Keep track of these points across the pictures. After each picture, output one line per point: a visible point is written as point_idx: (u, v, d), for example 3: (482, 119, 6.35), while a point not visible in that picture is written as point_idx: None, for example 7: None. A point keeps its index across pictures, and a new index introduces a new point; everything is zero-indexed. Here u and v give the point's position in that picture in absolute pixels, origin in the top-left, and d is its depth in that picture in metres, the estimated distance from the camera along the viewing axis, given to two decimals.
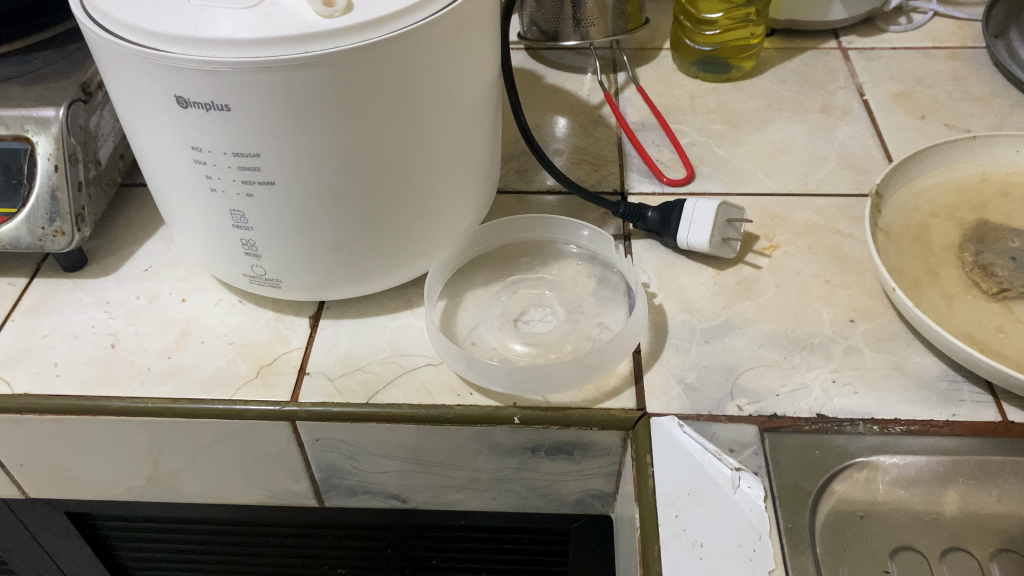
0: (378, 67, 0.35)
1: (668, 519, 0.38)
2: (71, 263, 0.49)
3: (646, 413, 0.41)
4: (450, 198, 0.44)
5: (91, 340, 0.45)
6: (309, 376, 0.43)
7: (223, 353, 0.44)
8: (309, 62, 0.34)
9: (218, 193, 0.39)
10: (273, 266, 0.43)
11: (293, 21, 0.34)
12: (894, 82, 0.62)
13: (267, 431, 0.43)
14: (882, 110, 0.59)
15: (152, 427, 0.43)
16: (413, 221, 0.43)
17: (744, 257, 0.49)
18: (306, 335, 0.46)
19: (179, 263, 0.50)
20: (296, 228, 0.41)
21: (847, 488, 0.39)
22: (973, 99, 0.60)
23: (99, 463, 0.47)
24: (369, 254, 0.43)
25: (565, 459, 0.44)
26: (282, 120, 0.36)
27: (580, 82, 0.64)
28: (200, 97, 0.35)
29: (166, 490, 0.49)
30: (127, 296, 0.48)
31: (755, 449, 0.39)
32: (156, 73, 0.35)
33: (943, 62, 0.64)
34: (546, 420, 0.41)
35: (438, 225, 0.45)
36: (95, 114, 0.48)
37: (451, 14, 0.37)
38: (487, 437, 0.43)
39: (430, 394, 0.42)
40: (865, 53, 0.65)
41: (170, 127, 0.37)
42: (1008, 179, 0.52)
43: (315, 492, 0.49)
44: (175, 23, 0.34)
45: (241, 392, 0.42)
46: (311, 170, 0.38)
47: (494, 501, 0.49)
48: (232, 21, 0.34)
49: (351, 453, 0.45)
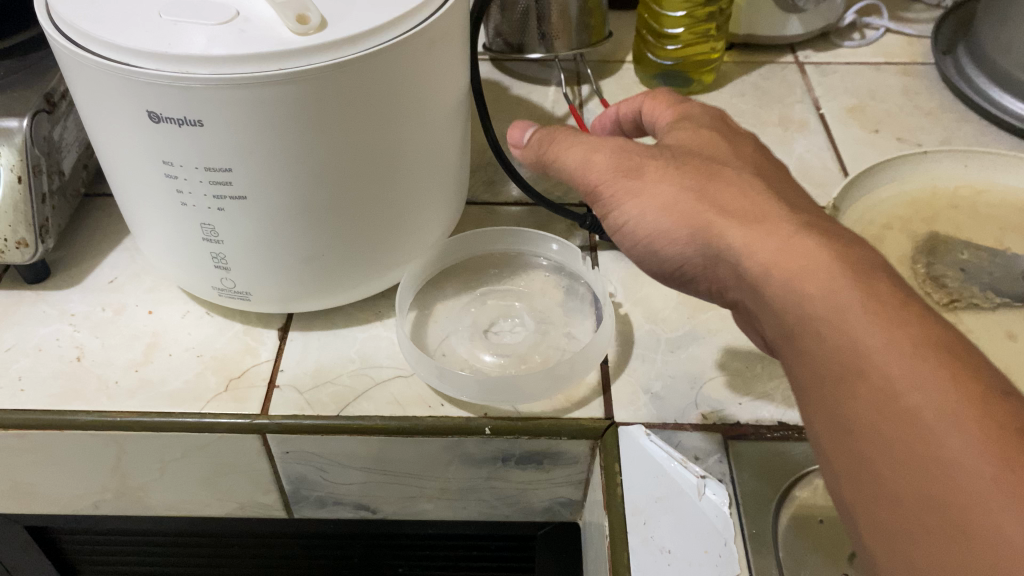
0: (352, 83, 0.36)
1: (636, 526, 0.39)
2: (34, 274, 0.48)
3: (614, 422, 0.42)
4: (422, 209, 0.45)
5: (56, 353, 0.45)
6: (279, 389, 0.43)
7: (191, 366, 0.44)
8: (285, 79, 0.34)
9: (189, 207, 0.39)
10: (243, 279, 0.43)
11: (267, 39, 0.34)
12: (848, 97, 0.64)
13: (238, 443, 0.43)
14: (837, 124, 0.61)
15: (120, 440, 0.43)
16: (386, 232, 0.43)
17: None
18: (276, 347, 0.46)
19: (145, 275, 0.50)
20: (267, 242, 0.41)
21: (807, 494, 0.41)
22: (923, 113, 0.62)
23: (64, 477, 0.46)
24: (341, 267, 0.44)
25: (534, 468, 0.45)
26: (256, 136, 0.36)
27: (545, 94, 0.65)
28: (173, 112, 0.35)
29: (131, 504, 0.49)
30: (93, 309, 0.47)
31: (719, 457, 0.40)
32: (128, 88, 0.34)
33: (895, 77, 0.66)
34: (516, 430, 0.42)
35: (410, 237, 0.45)
36: (59, 124, 0.47)
37: (425, 31, 0.37)
38: (457, 448, 0.43)
39: (402, 405, 0.43)
40: (821, 68, 0.67)
41: (140, 142, 0.37)
42: (958, 192, 0.54)
43: (284, 504, 0.49)
44: (148, 37, 0.34)
45: (211, 405, 0.42)
46: (287, 183, 0.38)
47: (463, 510, 0.49)
48: (205, 37, 0.34)
49: (322, 465, 0.45)
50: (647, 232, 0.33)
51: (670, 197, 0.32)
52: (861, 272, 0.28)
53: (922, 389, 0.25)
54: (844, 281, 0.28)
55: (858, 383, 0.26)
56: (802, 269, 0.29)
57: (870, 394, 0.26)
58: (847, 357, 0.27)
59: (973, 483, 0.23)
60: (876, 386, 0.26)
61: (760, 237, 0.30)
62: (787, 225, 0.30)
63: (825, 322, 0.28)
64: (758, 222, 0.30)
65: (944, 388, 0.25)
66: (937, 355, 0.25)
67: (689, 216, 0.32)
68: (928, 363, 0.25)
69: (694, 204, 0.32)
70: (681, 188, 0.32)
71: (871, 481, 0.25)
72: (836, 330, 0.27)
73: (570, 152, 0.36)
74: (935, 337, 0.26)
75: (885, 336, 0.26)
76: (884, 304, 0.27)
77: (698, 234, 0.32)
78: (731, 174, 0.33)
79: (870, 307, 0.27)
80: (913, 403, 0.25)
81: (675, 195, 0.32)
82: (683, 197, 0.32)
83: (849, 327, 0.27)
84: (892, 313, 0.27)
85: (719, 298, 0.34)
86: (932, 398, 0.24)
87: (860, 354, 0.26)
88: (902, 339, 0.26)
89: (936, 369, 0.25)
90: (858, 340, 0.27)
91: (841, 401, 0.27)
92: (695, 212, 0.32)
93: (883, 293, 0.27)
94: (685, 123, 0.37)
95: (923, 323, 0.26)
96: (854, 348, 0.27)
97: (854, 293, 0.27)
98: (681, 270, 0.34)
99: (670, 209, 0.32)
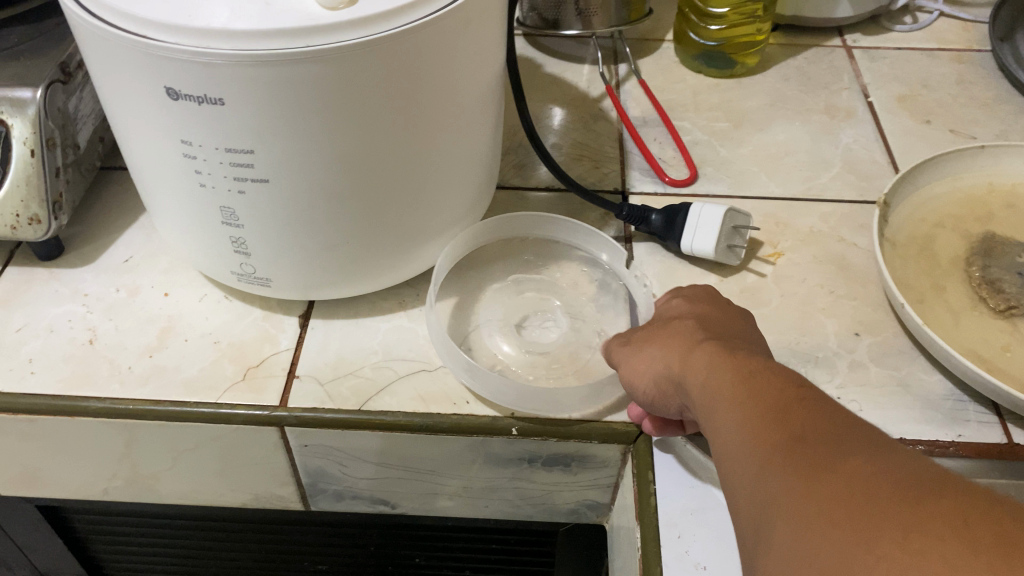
0: (381, 64, 0.33)
1: (671, 541, 0.37)
2: (47, 251, 0.46)
3: (648, 427, 0.40)
4: (439, 215, 0.43)
5: (67, 336, 0.43)
6: (298, 380, 0.41)
7: (207, 353, 0.42)
8: (311, 58, 0.32)
9: (208, 188, 0.37)
10: (263, 265, 0.41)
11: (294, 13, 0.32)
12: (899, 84, 0.61)
13: (254, 435, 0.41)
14: (886, 113, 0.58)
15: (132, 428, 0.41)
16: (397, 237, 0.42)
17: (748, 264, 0.48)
18: (296, 335, 0.44)
19: (161, 255, 0.48)
20: (289, 228, 0.39)
21: None
22: (978, 104, 0.59)
23: (75, 462, 0.45)
24: (364, 256, 0.42)
25: (561, 471, 0.43)
26: (278, 118, 0.34)
27: (580, 73, 0.62)
28: (192, 89, 0.33)
29: (143, 492, 0.48)
30: (106, 290, 0.45)
31: None
32: (145, 62, 0.32)
33: (948, 64, 0.63)
34: (544, 432, 0.40)
35: (428, 238, 0.43)
36: (75, 95, 0.45)
37: (462, 8, 0.35)
38: (482, 447, 0.41)
39: (425, 402, 0.40)
40: (870, 53, 0.64)
41: (158, 119, 0.35)
42: (1014, 190, 0.51)
43: (300, 496, 0.47)
44: (167, 8, 0.32)
45: (227, 395, 0.40)
46: (309, 169, 0.36)
47: (485, 508, 0.48)
48: (228, 9, 0.31)
49: (340, 459, 0.43)
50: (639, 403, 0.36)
51: (637, 358, 0.35)
52: (732, 357, 0.30)
53: (758, 446, 0.26)
54: (718, 367, 0.29)
55: (721, 458, 0.27)
56: (695, 364, 0.31)
57: (727, 456, 0.27)
58: (714, 434, 0.28)
59: (795, 523, 0.23)
60: (728, 455, 0.27)
61: (680, 363, 0.32)
62: (701, 343, 0.32)
63: (702, 408, 0.29)
64: (682, 349, 0.32)
65: (777, 440, 0.25)
66: (776, 411, 0.26)
67: (646, 369, 0.34)
68: (766, 422, 0.26)
69: (648, 359, 0.34)
70: (643, 347, 0.35)
71: (742, 548, 0.26)
72: (707, 411, 0.29)
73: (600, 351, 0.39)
74: (783, 399, 0.27)
75: (735, 404, 0.27)
76: (740, 377, 0.28)
77: (656, 388, 0.34)
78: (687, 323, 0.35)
79: (725, 387, 0.28)
80: (749, 464, 0.26)
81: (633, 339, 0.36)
82: (644, 352, 0.35)
83: (715, 404, 0.28)
84: (748, 384, 0.28)
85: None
86: (764, 452, 0.25)
87: (721, 424, 0.28)
88: (750, 403, 0.27)
89: (771, 424, 0.26)
90: (714, 418, 0.28)
91: (721, 475, 0.27)
92: (653, 366, 0.34)
93: (748, 370, 0.29)
94: (692, 291, 0.40)
95: (773, 385, 0.27)
96: (717, 428, 0.28)
97: (722, 373, 0.29)
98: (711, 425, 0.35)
99: (635, 370, 0.35)
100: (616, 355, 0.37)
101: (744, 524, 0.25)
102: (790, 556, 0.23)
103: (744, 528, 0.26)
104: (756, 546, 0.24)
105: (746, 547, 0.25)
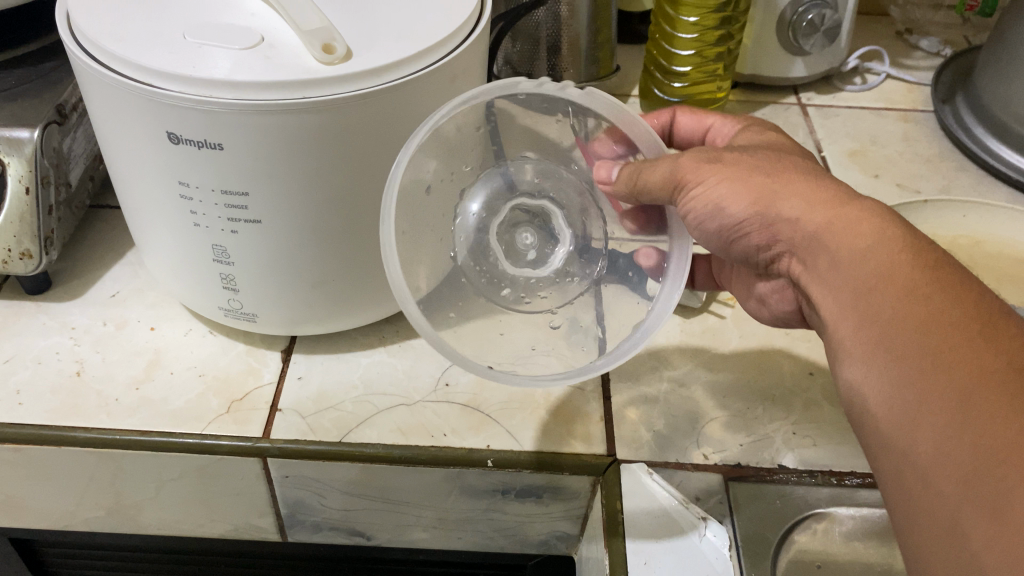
0: (372, 114, 0.36)
1: (638, 566, 0.39)
2: (35, 285, 0.47)
3: (616, 460, 0.42)
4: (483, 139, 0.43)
5: (55, 367, 0.44)
6: (280, 413, 0.43)
7: (193, 386, 0.44)
8: (309, 107, 0.34)
9: (202, 228, 0.39)
10: (250, 301, 0.43)
11: (292, 66, 0.34)
12: (850, 141, 0.65)
13: (237, 465, 0.43)
14: (839, 166, 0.62)
15: (119, 458, 0.42)
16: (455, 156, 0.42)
17: (709, 306, 0.51)
18: (278, 369, 0.45)
19: (148, 290, 0.49)
20: (278, 265, 0.41)
21: (806, 538, 0.42)
22: (922, 160, 0.63)
23: (58, 490, 0.45)
24: (348, 293, 0.44)
25: (533, 501, 0.45)
26: (274, 162, 0.36)
27: None
28: (193, 134, 0.35)
29: (123, 522, 0.49)
30: (94, 323, 0.47)
31: (720, 498, 0.41)
32: (149, 108, 0.34)
33: (895, 123, 0.67)
34: (518, 463, 0.42)
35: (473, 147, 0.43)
36: (69, 136, 0.47)
37: (449, 64, 0.37)
38: (458, 479, 0.43)
39: (404, 434, 0.42)
40: (824, 110, 0.68)
41: (157, 162, 0.37)
42: (955, 242, 0.55)
43: (278, 527, 0.49)
44: (171, 59, 0.34)
45: (212, 426, 0.42)
46: (301, 210, 0.38)
47: (459, 540, 0.49)
48: (230, 62, 0.34)
49: (320, 490, 0.45)
50: (701, 220, 0.35)
51: (733, 174, 0.33)
52: (909, 250, 0.29)
53: (943, 339, 0.26)
54: (896, 266, 0.28)
55: (907, 364, 0.27)
56: (851, 234, 0.30)
57: (925, 368, 0.26)
58: (873, 311, 0.28)
59: (975, 426, 0.24)
60: (924, 362, 0.26)
61: (819, 223, 0.30)
62: (859, 208, 0.30)
63: (855, 284, 0.29)
64: (816, 198, 0.31)
65: (991, 360, 0.25)
66: (981, 330, 0.26)
67: (755, 197, 0.32)
68: (950, 321, 0.26)
69: (757, 186, 0.32)
70: (742, 172, 0.33)
71: (887, 419, 0.27)
72: (864, 290, 0.29)
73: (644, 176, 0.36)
74: (988, 322, 0.26)
75: (910, 293, 0.27)
76: (934, 287, 0.27)
77: (759, 221, 0.32)
78: (800, 165, 0.33)
79: (913, 292, 0.27)
80: (959, 380, 0.25)
81: (737, 159, 0.34)
82: (746, 177, 0.33)
83: (877, 288, 0.28)
84: (933, 287, 0.27)
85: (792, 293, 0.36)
86: (975, 374, 0.25)
87: (887, 305, 0.28)
88: (935, 295, 0.27)
89: (979, 343, 0.25)
90: (907, 323, 0.27)
91: (869, 349, 0.28)
92: (779, 210, 0.32)
93: (937, 277, 0.28)
94: (770, 136, 0.38)
95: (973, 304, 0.27)
96: (907, 331, 0.27)
97: (891, 253, 0.28)
98: (761, 265, 0.36)
99: (726, 193, 0.33)
100: (682, 163, 0.34)
101: (901, 398, 0.26)
102: (966, 452, 0.24)
103: (920, 427, 0.26)
104: (953, 457, 0.24)
105: (933, 456, 0.25)
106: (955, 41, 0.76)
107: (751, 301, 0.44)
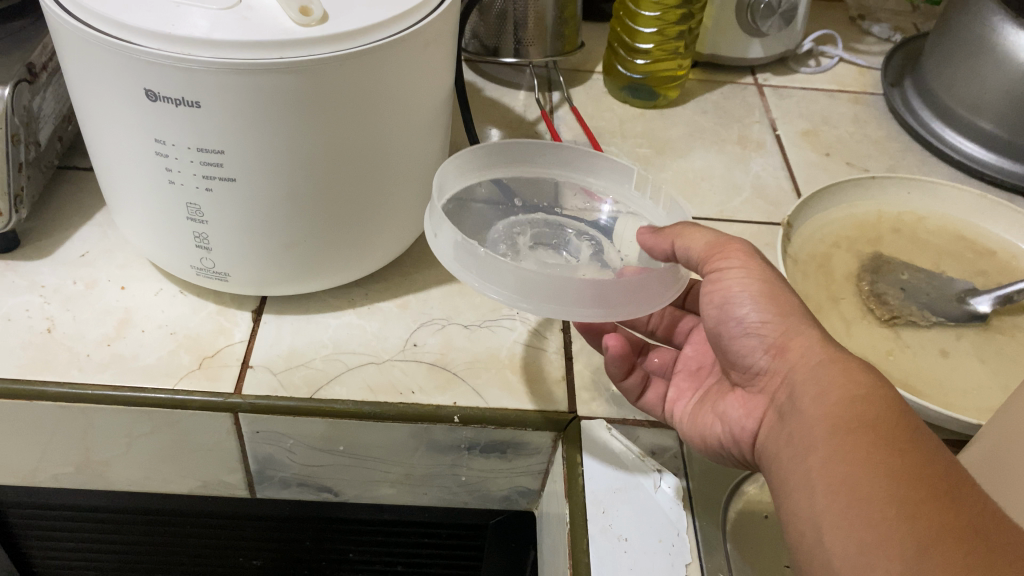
0: (346, 78, 0.37)
1: (596, 515, 0.41)
2: (4, 244, 0.48)
3: (576, 416, 0.44)
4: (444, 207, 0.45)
5: (26, 324, 0.45)
6: (252, 370, 0.44)
7: (164, 344, 0.45)
8: (284, 69, 0.35)
9: (177, 186, 0.40)
10: (223, 260, 0.44)
11: (270, 27, 0.35)
12: (803, 121, 0.67)
13: (208, 421, 0.44)
14: (792, 145, 0.64)
15: (91, 413, 0.43)
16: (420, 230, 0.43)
17: None
18: (249, 329, 0.46)
19: (116, 252, 0.50)
20: (252, 224, 0.42)
21: (752, 490, 0.44)
22: (871, 141, 0.66)
23: (27, 447, 0.46)
24: (320, 254, 0.45)
25: (497, 458, 0.47)
26: (250, 122, 0.37)
27: (516, 98, 0.66)
28: (171, 92, 0.35)
29: (93, 479, 0.50)
30: (64, 282, 0.47)
31: (675, 452, 0.44)
32: (128, 65, 0.35)
33: (847, 105, 0.70)
34: (485, 420, 0.43)
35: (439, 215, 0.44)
36: (39, 95, 0.47)
37: (420, 31, 0.38)
38: (425, 435, 0.45)
39: (373, 392, 0.44)
40: (779, 91, 0.71)
41: (133, 119, 0.37)
42: (900, 218, 0.58)
43: (247, 484, 0.50)
44: (149, 17, 0.34)
45: (184, 382, 0.43)
46: (275, 169, 0.39)
47: (424, 496, 0.51)
48: (208, 21, 0.34)
49: (289, 446, 0.46)
50: (724, 301, 0.36)
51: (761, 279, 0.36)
52: (889, 407, 0.30)
53: (912, 492, 0.27)
54: (878, 418, 0.30)
55: (866, 505, 0.27)
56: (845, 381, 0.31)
57: (885, 513, 0.27)
58: (842, 450, 0.29)
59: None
60: (884, 507, 0.27)
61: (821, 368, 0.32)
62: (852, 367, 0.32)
63: (836, 423, 0.30)
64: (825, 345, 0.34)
65: (946, 522, 0.26)
66: (940, 491, 0.27)
67: (778, 310, 0.35)
68: (919, 476, 0.28)
69: (779, 300, 0.35)
70: (769, 284, 0.36)
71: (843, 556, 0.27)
72: (843, 432, 0.30)
73: (680, 233, 0.38)
74: (949, 486, 0.27)
75: (886, 444, 0.29)
76: (907, 442, 0.29)
77: (773, 331, 0.35)
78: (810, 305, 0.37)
79: (886, 443, 0.29)
80: (916, 531, 0.26)
81: (767, 272, 0.36)
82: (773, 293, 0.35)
83: (856, 430, 0.29)
84: (907, 445, 0.29)
85: (764, 407, 0.36)
86: (930, 530, 0.26)
87: (862, 446, 0.29)
88: (908, 450, 0.28)
89: (938, 503, 0.27)
90: (873, 466, 0.28)
91: (832, 490, 0.29)
92: (800, 336, 0.34)
93: (911, 434, 0.29)
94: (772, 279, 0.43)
95: (938, 466, 0.28)
96: (873, 476, 0.28)
97: (877, 408, 0.30)
98: (749, 369, 0.36)
99: (758, 294, 0.35)
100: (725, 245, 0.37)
101: (856, 538, 0.27)
102: None
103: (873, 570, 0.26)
104: None
105: None
106: (905, 29, 0.79)
107: (703, 420, 0.40)
